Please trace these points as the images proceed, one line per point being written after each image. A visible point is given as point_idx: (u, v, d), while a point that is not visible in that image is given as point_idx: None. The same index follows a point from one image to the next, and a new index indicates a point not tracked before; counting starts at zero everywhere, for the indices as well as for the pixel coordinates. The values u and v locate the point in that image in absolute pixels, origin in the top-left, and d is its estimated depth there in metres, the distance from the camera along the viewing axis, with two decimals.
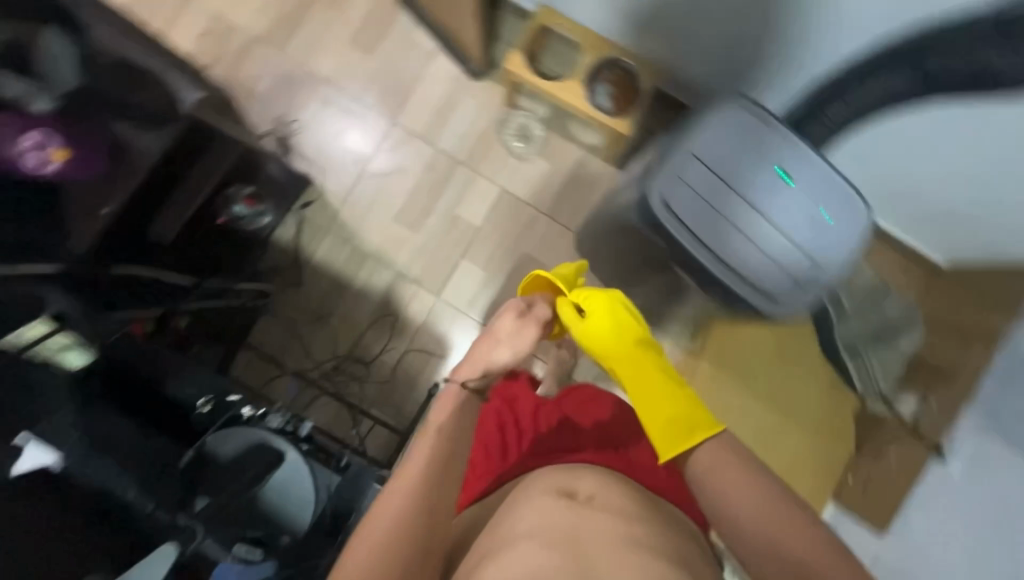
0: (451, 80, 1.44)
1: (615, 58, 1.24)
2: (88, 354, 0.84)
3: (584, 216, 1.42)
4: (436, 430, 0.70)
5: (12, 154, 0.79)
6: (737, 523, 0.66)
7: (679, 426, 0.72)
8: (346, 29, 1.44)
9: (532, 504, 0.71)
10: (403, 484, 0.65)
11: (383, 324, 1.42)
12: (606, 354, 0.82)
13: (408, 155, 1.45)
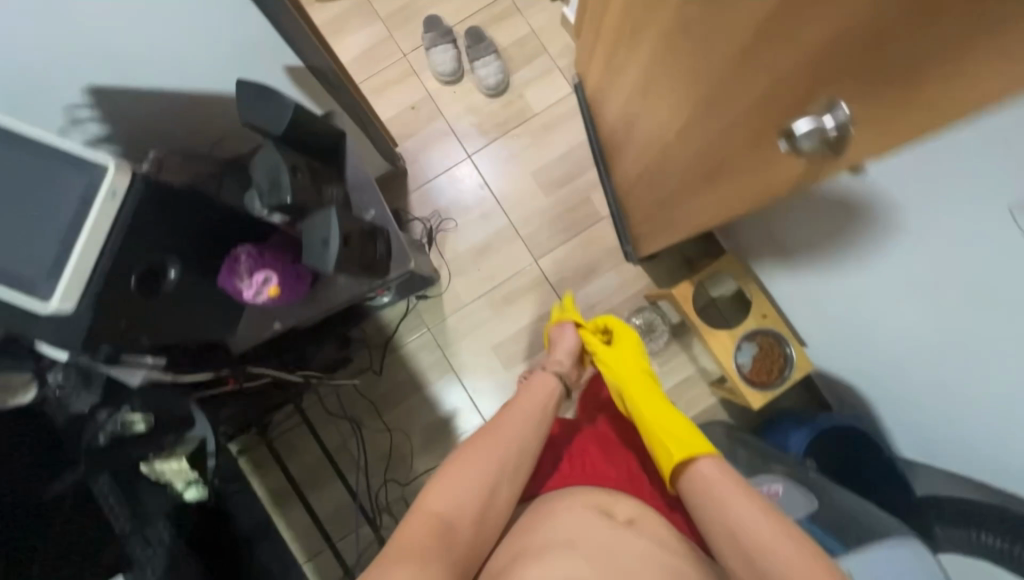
0: (605, 249, 1.45)
1: (780, 332, 1.19)
2: (200, 491, 0.88)
3: None
4: (544, 391, 0.96)
5: (236, 282, 0.74)
6: (739, 549, 0.75)
7: (684, 442, 0.86)
8: (535, 161, 1.47)
9: (573, 516, 0.79)
10: (518, 413, 0.90)
11: (430, 451, 1.38)
12: (619, 374, 1.02)
13: (534, 293, 1.44)
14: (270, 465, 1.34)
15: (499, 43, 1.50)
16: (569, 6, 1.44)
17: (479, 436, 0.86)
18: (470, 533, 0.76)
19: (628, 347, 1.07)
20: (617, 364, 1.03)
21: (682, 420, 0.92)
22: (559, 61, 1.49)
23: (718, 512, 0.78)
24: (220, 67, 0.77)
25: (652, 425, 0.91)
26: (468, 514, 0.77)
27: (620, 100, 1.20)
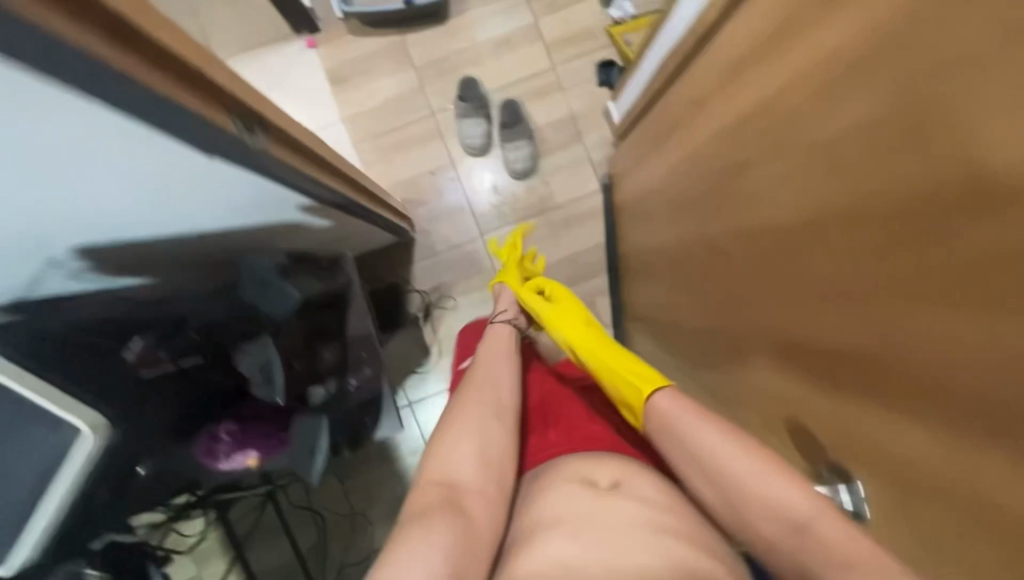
0: None
1: None
2: None
3: None
4: (496, 346, 0.98)
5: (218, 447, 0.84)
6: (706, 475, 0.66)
7: (633, 374, 0.79)
8: (548, 253, 1.42)
9: (558, 487, 0.75)
10: (482, 370, 0.91)
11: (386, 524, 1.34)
12: (560, 329, 0.95)
13: None
14: (211, 522, 1.27)
15: (534, 121, 1.41)
16: (614, 103, 1.36)
17: (465, 390, 0.87)
18: (483, 491, 0.72)
19: (566, 299, 1.01)
20: (557, 317, 0.97)
21: (624, 350, 0.85)
22: (593, 153, 1.42)
23: (677, 442, 0.69)
24: (240, 211, 0.68)
25: (599, 368, 0.84)
26: (473, 469, 0.74)
27: (647, 237, 1.14)
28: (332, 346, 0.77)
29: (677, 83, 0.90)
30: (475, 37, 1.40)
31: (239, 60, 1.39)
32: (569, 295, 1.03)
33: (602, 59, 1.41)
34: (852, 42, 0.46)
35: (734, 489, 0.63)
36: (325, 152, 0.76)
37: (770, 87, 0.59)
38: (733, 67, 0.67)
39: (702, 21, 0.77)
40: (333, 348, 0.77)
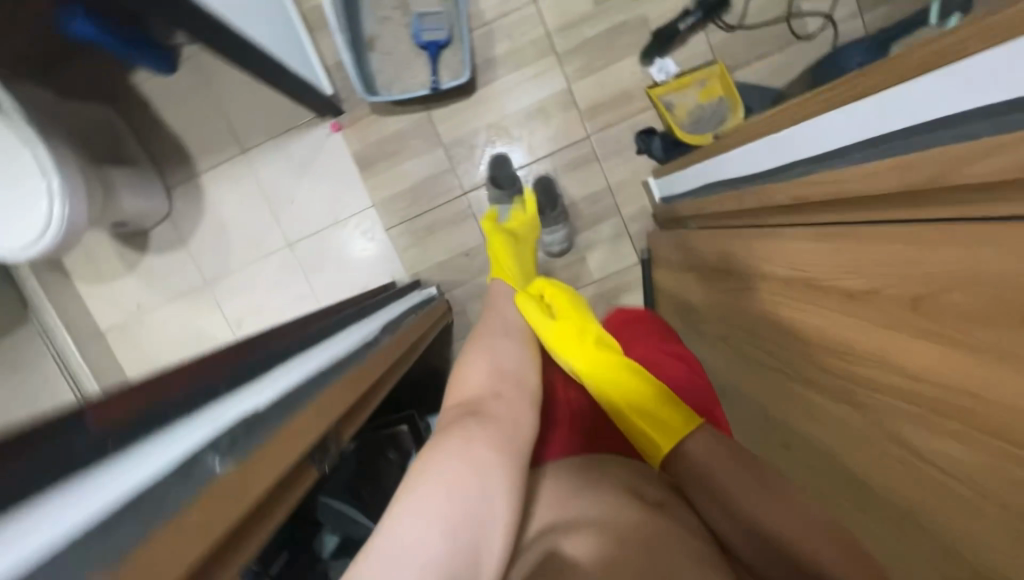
0: None
1: None
2: None
3: None
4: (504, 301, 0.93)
5: None
6: (737, 490, 0.61)
7: (649, 422, 0.69)
8: None
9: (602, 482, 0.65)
10: (496, 322, 0.85)
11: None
12: (567, 351, 0.80)
13: None
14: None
15: (569, 196, 1.35)
16: (655, 179, 1.30)
17: (477, 331, 0.83)
18: (510, 402, 0.68)
19: (569, 311, 0.88)
20: (558, 339, 0.82)
21: (639, 376, 0.74)
22: (631, 228, 1.36)
23: (694, 459, 0.65)
24: None
25: (607, 399, 0.73)
26: (502, 391, 0.70)
27: (692, 344, 1.12)
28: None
29: (733, 226, 0.86)
30: (505, 108, 1.32)
31: (265, 147, 1.37)
32: (567, 301, 0.91)
33: (642, 127, 1.31)
34: (943, 377, 0.43)
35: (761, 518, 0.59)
36: (379, 356, 0.78)
37: (840, 340, 0.56)
38: (800, 279, 0.64)
39: (769, 196, 0.71)
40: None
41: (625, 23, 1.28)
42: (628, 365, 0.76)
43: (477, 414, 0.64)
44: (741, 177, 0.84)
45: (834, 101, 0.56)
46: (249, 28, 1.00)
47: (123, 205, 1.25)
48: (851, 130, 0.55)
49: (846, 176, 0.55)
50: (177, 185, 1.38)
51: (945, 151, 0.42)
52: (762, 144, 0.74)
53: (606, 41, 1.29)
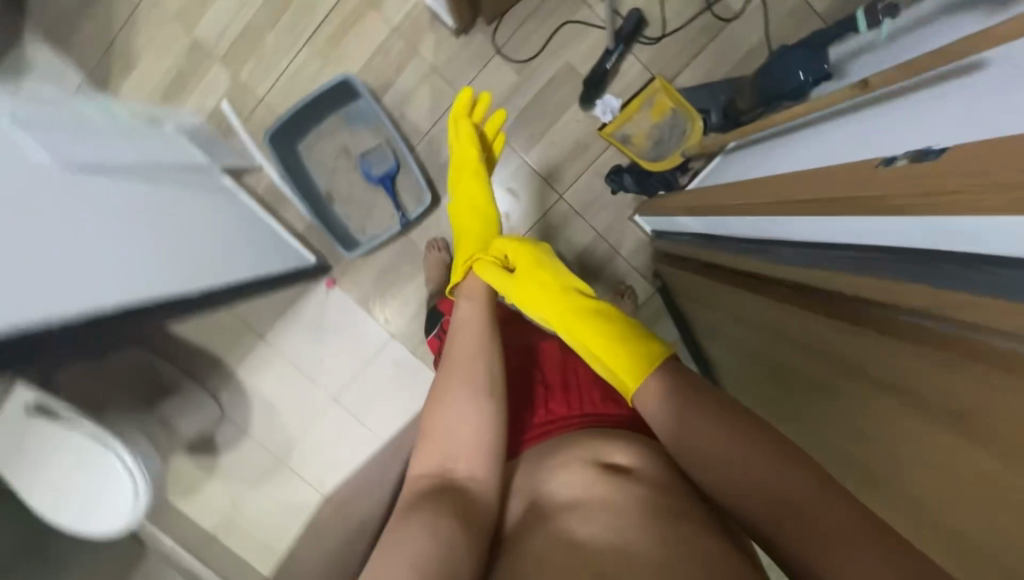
0: None
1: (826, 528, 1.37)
2: None
3: None
4: (465, 308, 0.86)
5: None
6: (699, 439, 0.61)
7: (616, 354, 0.72)
8: None
9: (571, 472, 0.66)
10: (452, 346, 0.81)
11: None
12: (534, 308, 0.84)
13: None
14: None
15: (567, 258, 1.34)
16: (642, 215, 1.30)
17: (451, 370, 0.75)
18: (480, 465, 0.68)
19: (529, 264, 0.88)
20: (526, 292, 0.85)
21: (605, 315, 0.77)
22: (636, 262, 1.35)
23: (663, 409, 0.65)
24: None
25: (579, 341, 0.77)
26: (478, 473, 0.67)
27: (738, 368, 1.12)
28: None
29: (752, 282, 0.85)
30: None
31: (279, 323, 1.44)
32: (525, 249, 0.90)
33: (607, 167, 1.29)
34: None
35: (731, 469, 0.58)
36: None
37: (891, 427, 0.56)
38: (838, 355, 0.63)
39: (789, 273, 0.71)
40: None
41: (555, 78, 1.26)
42: (594, 305, 0.79)
43: (451, 489, 0.64)
44: (738, 238, 0.87)
45: (838, 207, 0.57)
46: (229, 260, 1.06)
47: (183, 432, 1.37)
48: (868, 235, 0.56)
49: (874, 287, 0.55)
50: (219, 386, 1.46)
51: (981, 300, 0.43)
52: (771, 224, 0.74)
53: (542, 103, 1.27)
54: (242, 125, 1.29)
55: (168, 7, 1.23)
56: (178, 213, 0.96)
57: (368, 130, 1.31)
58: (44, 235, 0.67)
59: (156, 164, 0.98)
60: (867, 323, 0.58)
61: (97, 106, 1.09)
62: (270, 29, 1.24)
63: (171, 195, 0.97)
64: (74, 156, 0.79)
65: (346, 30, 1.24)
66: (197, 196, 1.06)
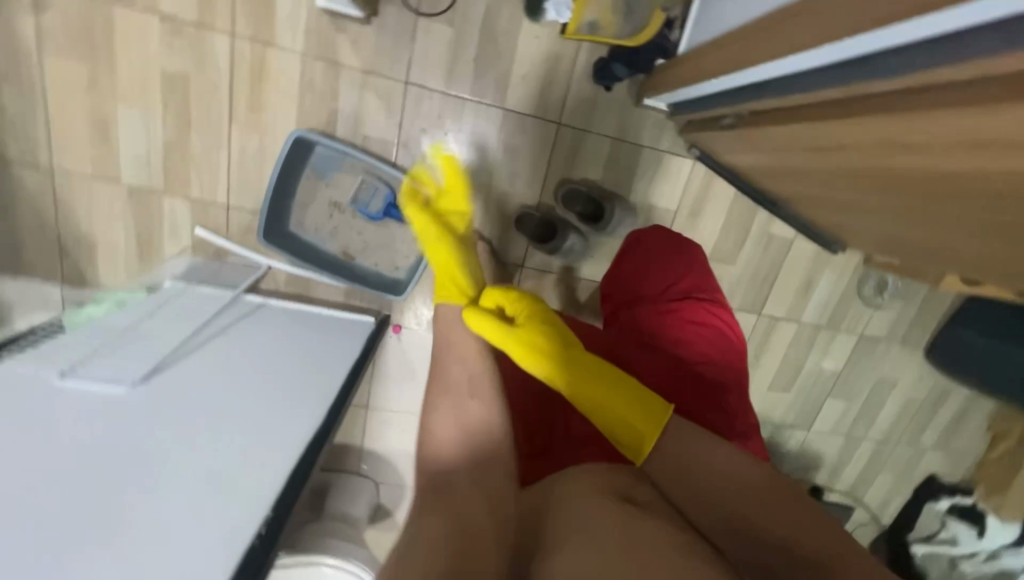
0: (811, 259, 1.45)
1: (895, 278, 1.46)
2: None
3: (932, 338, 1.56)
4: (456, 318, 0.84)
5: None
6: (689, 461, 0.65)
7: (630, 413, 0.68)
8: (706, 246, 1.39)
9: (581, 495, 0.59)
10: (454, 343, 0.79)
11: (833, 439, 1.69)
12: (533, 359, 0.74)
13: (776, 332, 1.52)
14: None
15: (594, 180, 1.28)
16: (652, 97, 1.20)
17: (447, 372, 0.74)
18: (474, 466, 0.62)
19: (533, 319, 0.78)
20: (524, 348, 0.74)
21: (625, 378, 0.71)
22: (661, 145, 1.27)
23: (676, 435, 0.68)
24: None
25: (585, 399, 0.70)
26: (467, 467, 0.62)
27: (818, 190, 1.08)
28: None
29: (824, 106, 0.77)
30: (485, 182, 1.24)
31: (375, 387, 1.46)
32: (532, 307, 0.80)
33: (591, 66, 1.18)
34: None
35: (703, 483, 0.64)
36: None
37: None
38: (948, 144, 0.58)
39: (873, 85, 0.64)
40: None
41: (489, 7, 1.10)
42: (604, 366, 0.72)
43: (447, 492, 0.58)
44: (793, 74, 0.78)
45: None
46: (316, 373, 1.01)
47: (357, 515, 1.42)
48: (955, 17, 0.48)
49: (989, 63, 0.48)
50: (358, 462, 1.53)
51: None
52: (829, 50, 0.66)
53: (492, 41, 1.13)
54: (228, 239, 1.20)
55: (82, 172, 1.10)
56: (239, 383, 0.90)
57: (342, 173, 1.19)
58: (145, 478, 0.68)
59: (184, 356, 0.90)
60: (969, 100, 0.52)
61: (101, 307, 1.03)
62: (189, 132, 1.10)
63: (216, 372, 0.90)
64: (137, 373, 0.82)
65: (261, 88, 1.09)
66: (239, 349, 0.98)
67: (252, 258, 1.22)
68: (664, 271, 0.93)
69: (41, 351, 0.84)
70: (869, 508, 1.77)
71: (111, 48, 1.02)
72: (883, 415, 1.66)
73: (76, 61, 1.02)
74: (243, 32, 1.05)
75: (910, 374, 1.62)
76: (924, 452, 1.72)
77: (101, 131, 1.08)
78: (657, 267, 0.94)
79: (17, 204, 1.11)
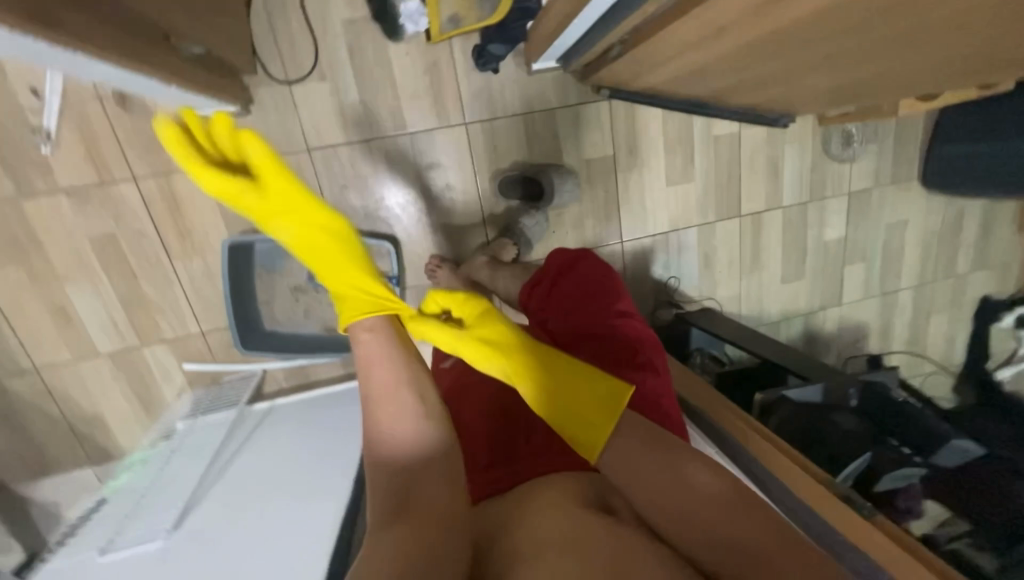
0: (766, 142, 1.40)
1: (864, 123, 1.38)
2: None
3: (921, 164, 1.48)
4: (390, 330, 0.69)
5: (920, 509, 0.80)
6: (642, 475, 0.55)
7: (583, 404, 0.61)
8: (658, 174, 1.36)
9: (546, 508, 0.55)
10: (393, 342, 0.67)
11: (868, 302, 1.62)
12: (485, 361, 0.68)
13: (764, 225, 1.47)
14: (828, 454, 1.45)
15: (523, 161, 1.27)
16: (538, 60, 1.18)
17: (390, 377, 0.63)
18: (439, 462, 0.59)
19: (485, 320, 0.71)
20: (480, 347, 0.68)
21: (583, 371, 0.64)
22: (570, 100, 1.25)
23: (633, 443, 0.58)
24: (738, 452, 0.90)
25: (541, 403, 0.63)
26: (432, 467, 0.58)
27: (734, 75, 1.04)
28: (856, 388, 0.96)
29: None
30: (421, 208, 1.24)
31: None
32: (485, 310, 0.72)
33: (470, 56, 1.16)
34: None
35: (659, 491, 0.54)
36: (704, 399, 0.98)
37: None
38: None
39: None
40: (858, 390, 0.96)
41: (351, 46, 1.10)
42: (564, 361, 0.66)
43: (417, 503, 0.55)
44: None
45: None
46: (333, 459, 0.98)
47: None
48: None
49: None
50: None
51: None
52: None
53: (368, 76, 1.12)
54: (215, 361, 1.23)
55: (63, 359, 1.15)
56: (259, 494, 0.91)
57: (290, 258, 1.20)
58: None
59: (210, 490, 0.93)
60: None
61: (126, 473, 1.06)
62: (137, 281, 1.13)
63: (234, 502, 0.91)
64: (166, 519, 0.86)
65: (181, 214, 1.11)
66: (251, 460, 1.00)
67: (244, 368, 1.24)
68: (608, 286, 0.86)
69: (82, 537, 0.88)
70: (936, 354, 1.70)
71: (37, 239, 1.06)
72: (908, 259, 1.59)
73: (11, 264, 1.06)
74: (143, 171, 1.07)
75: (916, 208, 1.54)
76: (965, 277, 1.64)
77: (61, 315, 1.12)
78: (601, 282, 0.87)
79: (21, 413, 1.16)
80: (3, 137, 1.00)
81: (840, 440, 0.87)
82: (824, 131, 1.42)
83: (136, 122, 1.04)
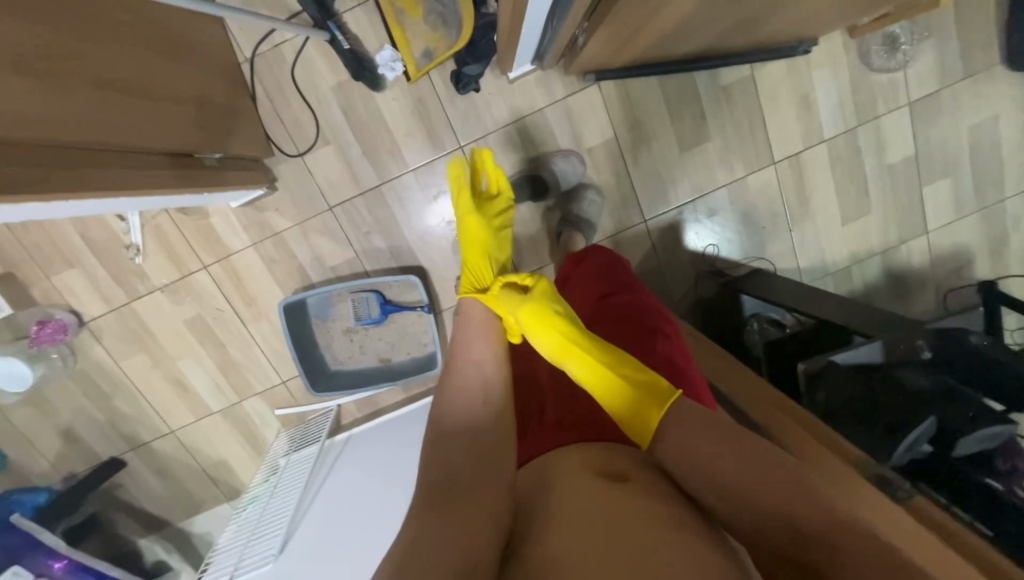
0: (788, 76, 1.25)
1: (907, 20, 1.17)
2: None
3: (1001, 46, 1.23)
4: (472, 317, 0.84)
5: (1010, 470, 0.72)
6: (699, 451, 0.57)
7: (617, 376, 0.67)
8: (668, 142, 1.29)
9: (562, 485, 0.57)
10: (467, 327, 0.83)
11: (965, 223, 1.37)
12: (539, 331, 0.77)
13: (807, 166, 1.31)
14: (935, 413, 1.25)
15: (523, 166, 1.28)
16: (513, 68, 1.19)
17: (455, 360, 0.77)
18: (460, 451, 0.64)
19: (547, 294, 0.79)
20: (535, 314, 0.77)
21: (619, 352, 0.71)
22: (558, 95, 1.24)
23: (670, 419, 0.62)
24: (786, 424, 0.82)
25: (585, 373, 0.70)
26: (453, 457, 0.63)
27: (717, 23, 0.96)
28: (927, 340, 0.84)
29: None
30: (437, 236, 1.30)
31: None
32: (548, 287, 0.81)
33: (450, 81, 1.20)
34: None
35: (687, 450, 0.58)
36: (740, 378, 0.92)
37: None
38: None
39: None
40: (930, 341, 0.84)
41: (344, 106, 1.20)
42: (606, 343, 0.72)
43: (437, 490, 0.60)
44: None
45: None
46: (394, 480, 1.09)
47: None
48: None
49: None
50: None
51: None
52: None
53: (364, 128, 1.22)
54: (298, 404, 1.42)
55: (188, 421, 1.41)
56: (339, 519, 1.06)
57: (338, 305, 1.34)
58: None
59: (304, 515, 1.10)
60: None
61: (247, 509, 1.27)
62: (225, 349, 1.35)
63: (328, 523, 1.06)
64: (275, 542, 1.05)
65: (244, 287, 1.30)
66: (332, 486, 1.15)
67: (322, 406, 1.41)
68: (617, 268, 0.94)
69: (220, 559, 1.11)
70: None
71: (149, 329, 1.31)
72: (1008, 161, 1.32)
73: (136, 353, 1.33)
74: (209, 259, 1.28)
75: (1008, 98, 1.27)
76: None
77: (179, 386, 1.37)
78: (612, 264, 0.95)
79: (169, 467, 1.44)
80: (108, 256, 1.25)
81: (907, 400, 0.78)
82: (860, 44, 1.24)
83: (194, 220, 1.25)
